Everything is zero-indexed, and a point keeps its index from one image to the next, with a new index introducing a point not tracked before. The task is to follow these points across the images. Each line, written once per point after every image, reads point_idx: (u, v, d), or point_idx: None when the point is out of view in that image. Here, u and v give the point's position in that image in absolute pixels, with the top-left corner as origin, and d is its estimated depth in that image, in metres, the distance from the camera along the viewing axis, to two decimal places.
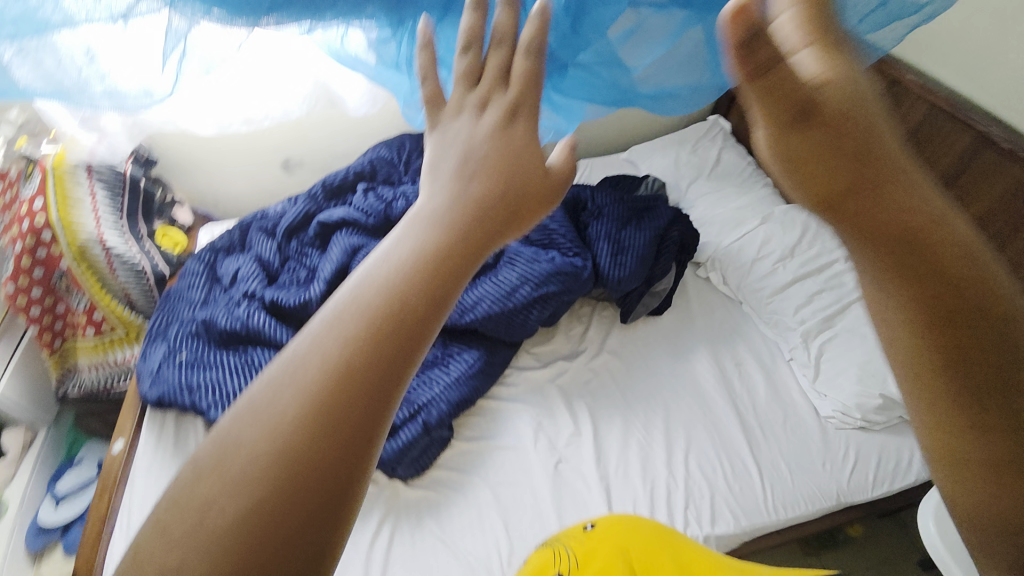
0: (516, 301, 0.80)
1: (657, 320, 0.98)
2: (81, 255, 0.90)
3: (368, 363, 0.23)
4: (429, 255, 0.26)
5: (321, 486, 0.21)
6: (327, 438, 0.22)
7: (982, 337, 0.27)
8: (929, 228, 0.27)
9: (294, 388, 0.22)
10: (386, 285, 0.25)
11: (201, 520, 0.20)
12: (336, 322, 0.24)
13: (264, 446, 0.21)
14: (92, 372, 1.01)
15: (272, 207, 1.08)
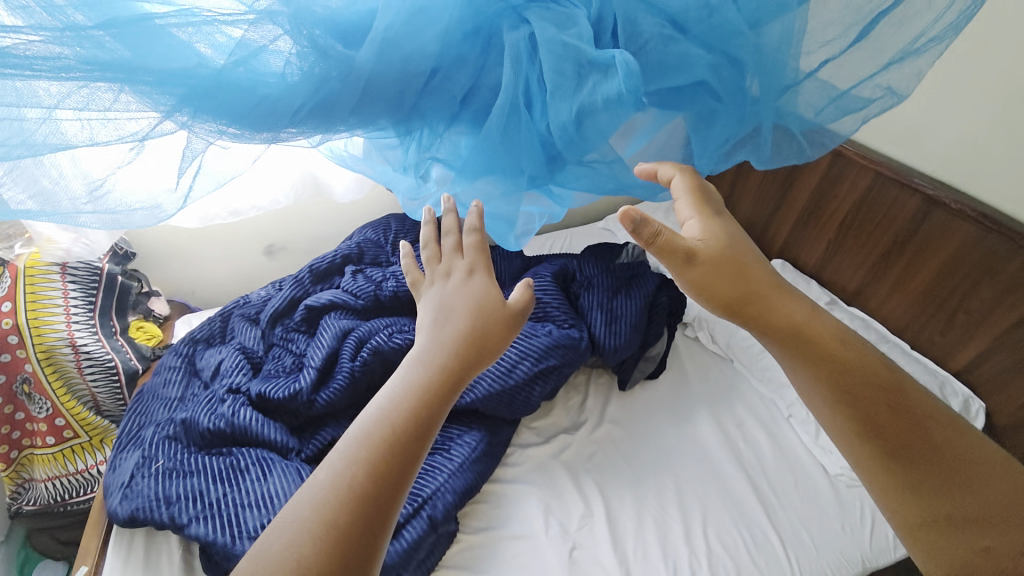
0: (516, 378, 0.79)
1: (653, 385, 0.98)
2: (47, 357, 0.85)
3: (387, 461, 0.39)
4: (421, 383, 0.42)
5: (376, 515, 0.37)
6: (378, 487, 0.38)
7: (853, 379, 0.50)
8: (806, 320, 0.52)
9: (334, 487, 0.37)
10: (405, 399, 0.42)
11: (304, 540, 0.35)
12: (375, 424, 0.40)
13: (338, 495, 0.37)
14: (48, 484, 0.91)
15: (255, 293, 1.06)
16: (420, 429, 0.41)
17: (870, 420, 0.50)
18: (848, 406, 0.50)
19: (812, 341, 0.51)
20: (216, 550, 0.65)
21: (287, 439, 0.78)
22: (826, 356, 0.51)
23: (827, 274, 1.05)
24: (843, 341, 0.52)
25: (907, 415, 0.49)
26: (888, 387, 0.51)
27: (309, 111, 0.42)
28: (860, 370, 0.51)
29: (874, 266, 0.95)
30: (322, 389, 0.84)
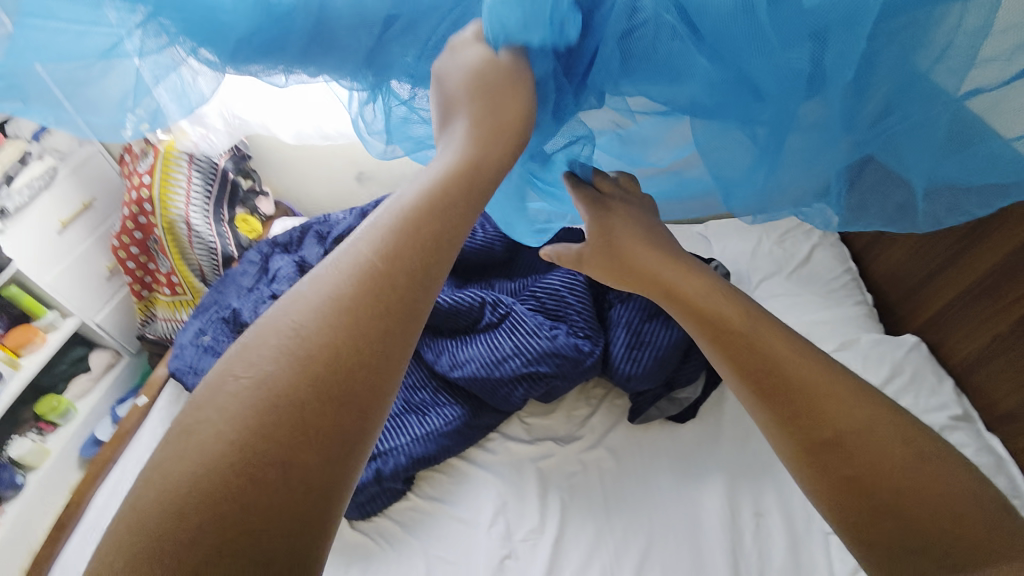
0: (501, 372, 0.75)
1: (676, 429, 0.83)
2: (169, 227, 1.06)
3: (367, 289, 0.29)
4: (418, 202, 0.32)
5: (350, 365, 0.27)
6: (349, 335, 0.28)
7: (746, 355, 0.42)
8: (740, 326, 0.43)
9: (302, 331, 0.27)
10: (392, 216, 0.31)
11: (225, 405, 0.26)
12: (344, 256, 0.30)
13: (282, 349, 0.27)
14: (163, 324, 1.19)
15: (334, 214, 1.15)
16: (376, 299, 0.29)
17: (836, 455, 0.38)
18: (806, 443, 0.39)
19: (748, 356, 0.42)
20: None
21: None
22: (770, 377, 0.40)
23: (974, 377, 0.75)
24: (795, 351, 0.41)
25: (874, 443, 0.37)
26: (856, 409, 0.38)
27: (269, 40, 0.42)
28: (816, 389, 0.39)
29: None
30: None
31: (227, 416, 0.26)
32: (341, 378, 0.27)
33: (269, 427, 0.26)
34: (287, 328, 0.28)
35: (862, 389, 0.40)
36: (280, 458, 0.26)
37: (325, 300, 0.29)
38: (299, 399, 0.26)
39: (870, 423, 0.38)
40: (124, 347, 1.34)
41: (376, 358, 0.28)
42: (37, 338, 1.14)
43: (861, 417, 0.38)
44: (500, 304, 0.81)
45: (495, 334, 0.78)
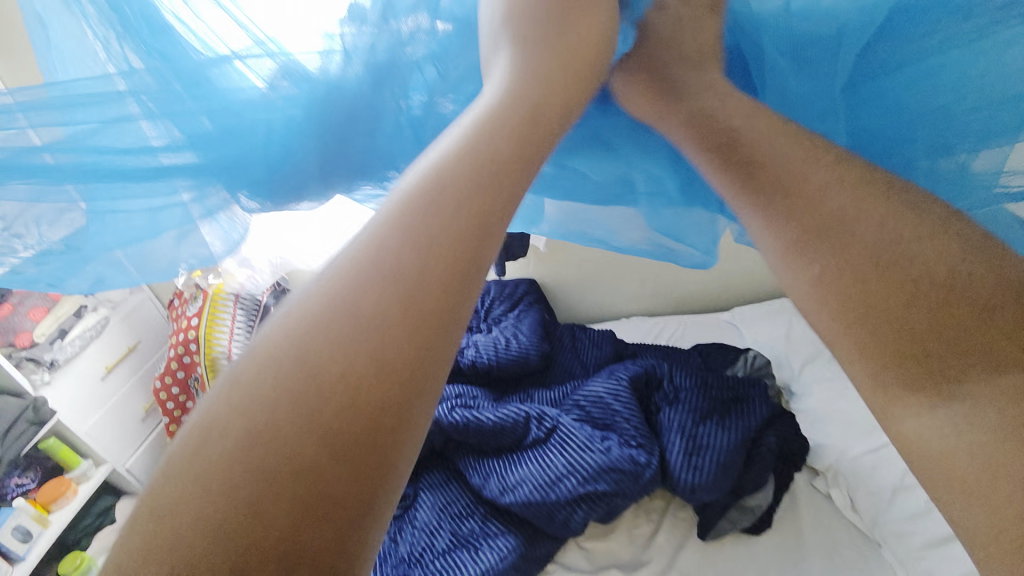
0: (556, 494, 0.71)
1: (753, 543, 0.75)
2: (211, 364, 1.10)
3: (430, 239, 0.21)
4: (480, 141, 0.24)
5: (397, 368, 0.19)
6: (403, 321, 0.19)
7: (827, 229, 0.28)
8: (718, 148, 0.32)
9: (337, 304, 0.19)
10: (458, 156, 0.23)
11: (224, 429, 0.17)
12: (393, 213, 0.22)
13: (309, 333, 0.19)
14: None
15: None
16: (436, 269, 0.20)
17: (860, 282, 0.26)
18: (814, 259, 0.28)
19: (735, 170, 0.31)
20: None
21: None
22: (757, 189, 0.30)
23: None
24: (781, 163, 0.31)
25: (910, 254, 0.25)
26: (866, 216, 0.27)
27: (280, 169, 0.36)
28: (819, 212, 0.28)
29: None
30: None
31: (190, 498, 0.16)
32: (356, 415, 0.18)
33: (284, 471, 0.17)
34: (319, 307, 0.19)
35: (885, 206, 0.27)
36: (295, 509, 0.16)
37: (369, 261, 0.20)
38: (327, 425, 0.17)
39: (904, 225, 0.26)
40: None
41: (412, 376, 0.19)
42: (68, 493, 1.11)
43: (881, 228, 0.26)
44: (546, 418, 0.79)
45: (544, 451, 0.75)
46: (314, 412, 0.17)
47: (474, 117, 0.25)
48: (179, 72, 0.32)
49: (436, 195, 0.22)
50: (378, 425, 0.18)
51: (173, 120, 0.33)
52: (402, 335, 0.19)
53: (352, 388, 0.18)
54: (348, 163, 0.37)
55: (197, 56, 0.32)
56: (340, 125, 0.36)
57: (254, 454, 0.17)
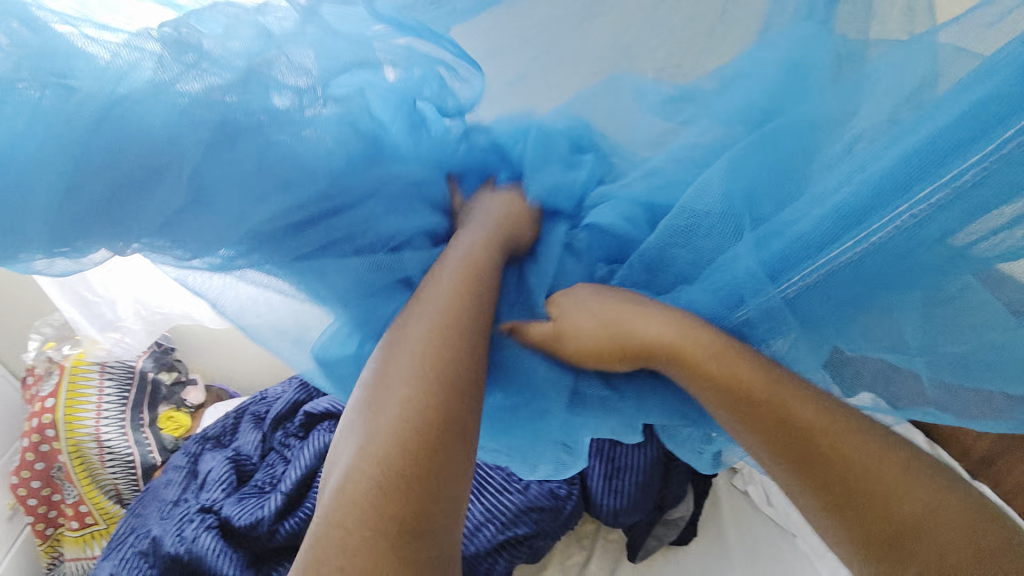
0: (476, 545, 0.66)
1: (681, 554, 0.75)
2: (76, 451, 0.95)
3: (446, 379, 0.30)
4: (458, 296, 0.36)
5: (443, 471, 0.27)
6: (442, 441, 0.28)
7: (768, 411, 0.33)
8: (710, 358, 0.35)
9: (399, 433, 0.27)
10: (446, 310, 0.34)
11: (340, 532, 0.24)
12: (412, 361, 0.31)
13: (376, 457, 0.27)
14: (72, 566, 0.99)
15: (273, 388, 1.08)
16: (454, 400, 0.30)
17: (830, 501, 0.30)
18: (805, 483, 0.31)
19: (712, 372, 0.35)
20: None
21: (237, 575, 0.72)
22: (745, 403, 0.33)
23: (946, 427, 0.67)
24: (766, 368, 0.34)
25: (847, 447, 0.31)
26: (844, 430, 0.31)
27: (175, 200, 0.37)
28: (804, 426, 0.32)
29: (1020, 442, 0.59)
30: (286, 518, 0.78)
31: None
32: (428, 508, 0.26)
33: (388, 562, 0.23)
34: (383, 433, 0.27)
35: (850, 422, 0.32)
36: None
37: (404, 398, 0.29)
38: (411, 523, 0.25)
39: (787, 394, 0.33)
40: None
41: (452, 474, 0.27)
42: None
43: (831, 432, 0.31)
44: None
45: None
46: (405, 465, 0.26)
47: (440, 287, 0.36)
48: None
49: (452, 313, 0.34)
50: (430, 512, 0.25)
51: None
52: (453, 402, 0.29)
53: (424, 443, 0.27)
54: (129, 194, 0.35)
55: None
56: (119, 142, 0.34)
57: (358, 535, 0.24)
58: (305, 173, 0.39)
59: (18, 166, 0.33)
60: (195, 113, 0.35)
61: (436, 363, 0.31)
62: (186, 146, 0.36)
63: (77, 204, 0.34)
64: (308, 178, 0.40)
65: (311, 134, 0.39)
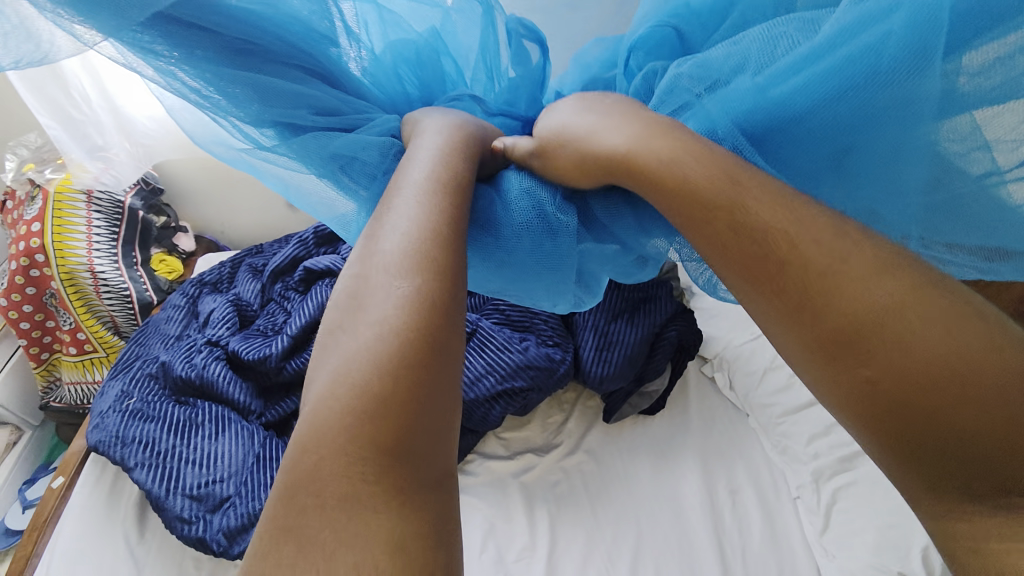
0: (475, 393, 0.73)
1: (648, 422, 0.86)
2: (70, 278, 0.94)
3: (435, 269, 0.30)
4: (450, 173, 0.37)
5: (431, 361, 0.27)
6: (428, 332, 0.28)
7: (802, 279, 0.29)
8: (801, 255, 0.29)
9: (406, 312, 0.28)
10: (435, 177, 0.36)
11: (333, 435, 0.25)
12: (406, 246, 0.31)
13: (374, 348, 0.27)
14: (72, 388, 1.04)
15: (269, 244, 1.08)
16: (433, 276, 0.30)
17: (990, 496, 0.25)
18: (989, 476, 0.25)
19: (788, 281, 0.30)
20: (153, 498, 0.69)
21: (248, 401, 0.79)
22: (818, 315, 0.28)
23: None
24: (871, 253, 0.29)
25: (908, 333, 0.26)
26: (984, 366, 0.25)
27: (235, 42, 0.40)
28: (939, 373, 0.25)
29: None
30: (292, 358, 0.82)
31: (318, 463, 0.24)
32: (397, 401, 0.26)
33: (372, 459, 0.24)
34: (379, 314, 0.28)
35: (999, 348, 0.26)
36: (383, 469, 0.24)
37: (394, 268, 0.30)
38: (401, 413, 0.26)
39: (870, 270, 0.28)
40: (25, 419, 1.15)
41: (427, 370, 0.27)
42: None
43: (899, 306, 0.27)
44: (465, 322, 0.77)
45: (462, 354, 0.75)
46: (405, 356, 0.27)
47: (433, 165, 0.37)
48: None
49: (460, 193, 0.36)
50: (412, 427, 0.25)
51: None
52: (416, 339, 0.27)
53: (413, 324, 0.28)
54: (228, 50, 0.40)
55: None
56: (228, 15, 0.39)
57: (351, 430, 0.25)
58: (340, 108, 0.45)
59: None
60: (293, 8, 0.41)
61: (434, 252, 0.31)
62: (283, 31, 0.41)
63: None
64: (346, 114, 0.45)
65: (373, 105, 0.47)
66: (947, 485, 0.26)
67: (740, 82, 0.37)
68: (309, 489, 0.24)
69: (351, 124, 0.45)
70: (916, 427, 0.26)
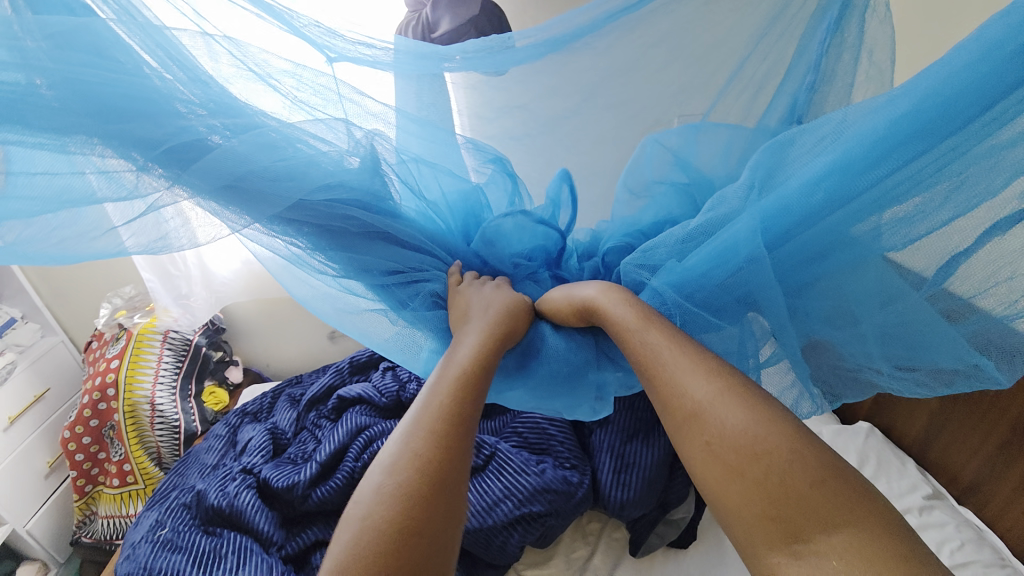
0: (493, 520, 0.73)
1: (680, 556, 0.80)
2: (131, 411, 1.04)
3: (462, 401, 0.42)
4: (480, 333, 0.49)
5: (444, 465, 0.37)
6: (450, 443, 0.38)
7: (664, 385, 0.41)
8: (667, 367, 0.41)
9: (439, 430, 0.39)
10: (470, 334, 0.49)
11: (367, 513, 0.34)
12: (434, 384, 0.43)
13: (403, 454, 0.37)
14: (106, 522, 1.07)
15: (308, 375, 1.19)
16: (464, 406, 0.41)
17: (787, 546, 0.31)
18: (788, 528, 0.31)
19: (664, 387, 0.41)
20: None
21: (272, 531, 0.80)
22: (677, 410, 0.39)
23: (929, 453, 0.76)
24: (715, 366, 0.40)
25: (731, 416, 0.36)
26: (779, 440, 0.33)
27: (319, 212, 0.50)
28: (742, 441, 0.34)
29: (995, 455, 0.66)
30: (319, 485, 0.85)
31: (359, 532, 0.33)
32: (416, 497, 0.35)
33: (390, 533, 0.33)
34: (409, 428, 0.39)
35: (796, 430, 0.34)
36: (398, 542, 0.33)
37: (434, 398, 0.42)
38: (420, 509, 0.34)
39: (712, 376, 0.39)
40: (53, 555, 1.16)
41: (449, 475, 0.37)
42: None
43: (723, 400, 0.37)
44: (484, 445, 0.81)
45: (481, 477, 0.77)
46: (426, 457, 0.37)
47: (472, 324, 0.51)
48: (153, 108, 0.42)
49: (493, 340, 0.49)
50: (424, 512, 0.34)
51: (106, 144, 0.42)
52: (439, 447, 0.38)
53: (439, 437, 0.38)
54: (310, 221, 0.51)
55: (170, 114, 0.43)
56: (321, 206, 0.50)
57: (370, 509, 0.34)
58: (405, 260, 0.58)
59: (273, 168, 0.46)
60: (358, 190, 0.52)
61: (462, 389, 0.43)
62: (355, 198, 0.52)
63: (246, 193, 0.46)
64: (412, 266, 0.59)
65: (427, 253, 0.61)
66: (758, 535, 0.32)
67: (671, 266, 0.54)
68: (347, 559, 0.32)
69: (415, 277, 0.59)
70: (728, 483, 0.34)
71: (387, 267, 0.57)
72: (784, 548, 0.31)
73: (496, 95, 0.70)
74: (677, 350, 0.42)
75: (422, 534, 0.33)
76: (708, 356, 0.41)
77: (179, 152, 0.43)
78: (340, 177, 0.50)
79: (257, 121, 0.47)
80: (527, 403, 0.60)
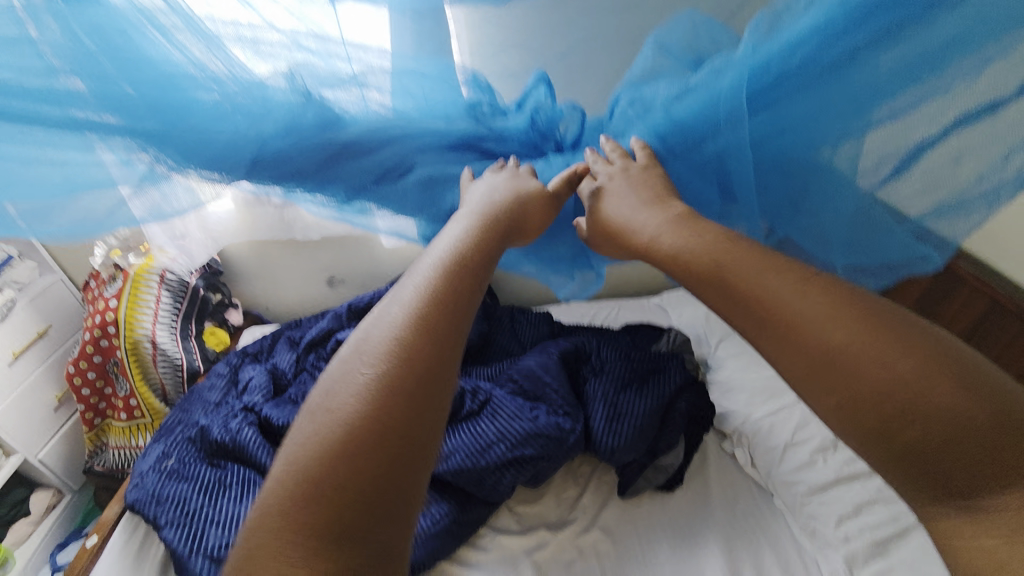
0: (487, 461, 0.75)
1: (665, 499, 0.83)
2: (133, 348, 1.06)
3: (425, 333, 0.35)
4: (454, 246, 0.43)
5: (390, 425, 0.32)
6: (396, 395, 0.33)
7: (781, 334, 0.36)
8: (795, 313, 0.35)
9: (384, 377, 0.33)
10: (445, 246, 0.43)
11: (286, 483, 0.30)
12: (394, 302, 0.37)
13: (340, 415, 0.32)
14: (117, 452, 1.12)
15: (307, 319, 1.19)
16: (432, 340, 0.35)
17: (953, 500, 0.31)
18: (954, 485, 0.31)
19: (786, 338, 0.35)
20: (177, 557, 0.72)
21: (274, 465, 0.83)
22: (819, 370, 0.34)
23: None
24: (851, 314, 0.35)
25: (888, 380, 0.32)
26: (938, 394, 0.31)
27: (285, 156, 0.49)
28: (890, 400, 0.32)
29: None
30: None
31: (275, 508, 0.29)
32: (352, 470, 0.30)
33: (310, 508, 0.29)
34: (354, 375, 0.34)
35: (944, 364, 0.32)
36: (324, 521, 0.29)
37: (394, 328, 0.36)
38: (352, 478, 0.30)
39: (858, 334, 0.34)
40: (65, 483, 1.22)
41: (392, 434, 0.31)
42: None
43: (878, 363, 0.33)
44: (479, 391, 0.82)
45: (476, 421, 0.79)
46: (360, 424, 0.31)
47: (454, 233, 0.44)
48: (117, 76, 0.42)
49: (475, 255, 0.43)
50: (362, 483, 0.30)
51: (86, 105, 0.42)
52: (380, 402, 0.32)
53: (382, 387, 0.33)
54: (283, 170, 0.50)
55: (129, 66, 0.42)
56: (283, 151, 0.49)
57: (296, 485, 0.30)
58: (385, 166, 0.53)
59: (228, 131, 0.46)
60: (312, 121, 0.48)
61: (432, 313, 0.37)
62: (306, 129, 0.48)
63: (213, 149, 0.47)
64: (392, 170, 0.54)
65: (399, 151, 0.53)
66: (916, 493, 0.33)
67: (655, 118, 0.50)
68: (258, 545, 0.29)
69: (396, 171, 0.54)
70: (873, 443, 0.33)
71: (370, 175, 0.53)
72: (950, 499, 0.31)
73: (496, 32, 0.64)
74: (808, 298, 0.36)
75: (352, 506, 0.29)
76: (840, 293, 0.36)
77: (150, 108, 0.44)
78: (293, 111, 0.47)
79: (209, 66, 0.44)
80: (524, 270, 0.67)
